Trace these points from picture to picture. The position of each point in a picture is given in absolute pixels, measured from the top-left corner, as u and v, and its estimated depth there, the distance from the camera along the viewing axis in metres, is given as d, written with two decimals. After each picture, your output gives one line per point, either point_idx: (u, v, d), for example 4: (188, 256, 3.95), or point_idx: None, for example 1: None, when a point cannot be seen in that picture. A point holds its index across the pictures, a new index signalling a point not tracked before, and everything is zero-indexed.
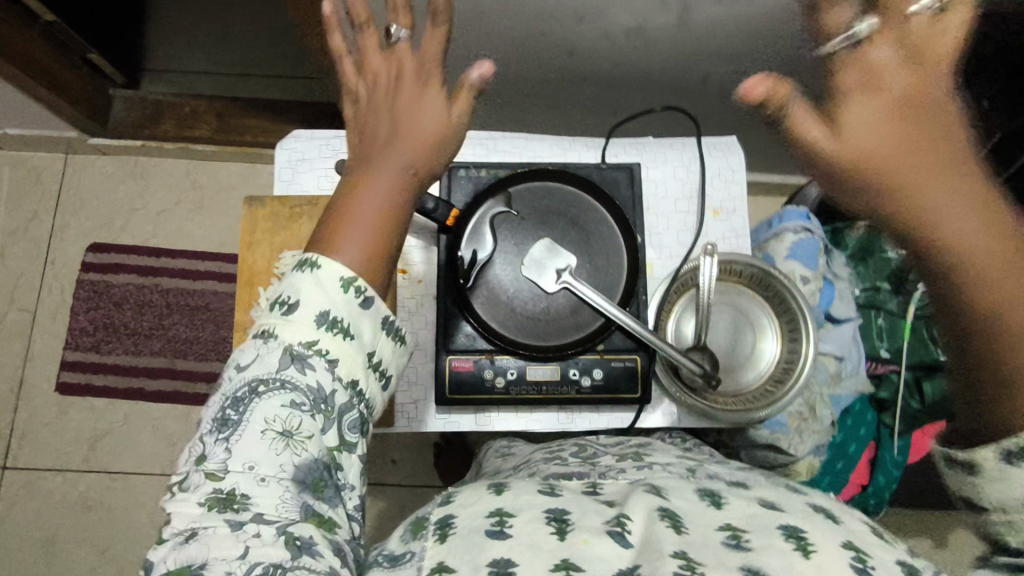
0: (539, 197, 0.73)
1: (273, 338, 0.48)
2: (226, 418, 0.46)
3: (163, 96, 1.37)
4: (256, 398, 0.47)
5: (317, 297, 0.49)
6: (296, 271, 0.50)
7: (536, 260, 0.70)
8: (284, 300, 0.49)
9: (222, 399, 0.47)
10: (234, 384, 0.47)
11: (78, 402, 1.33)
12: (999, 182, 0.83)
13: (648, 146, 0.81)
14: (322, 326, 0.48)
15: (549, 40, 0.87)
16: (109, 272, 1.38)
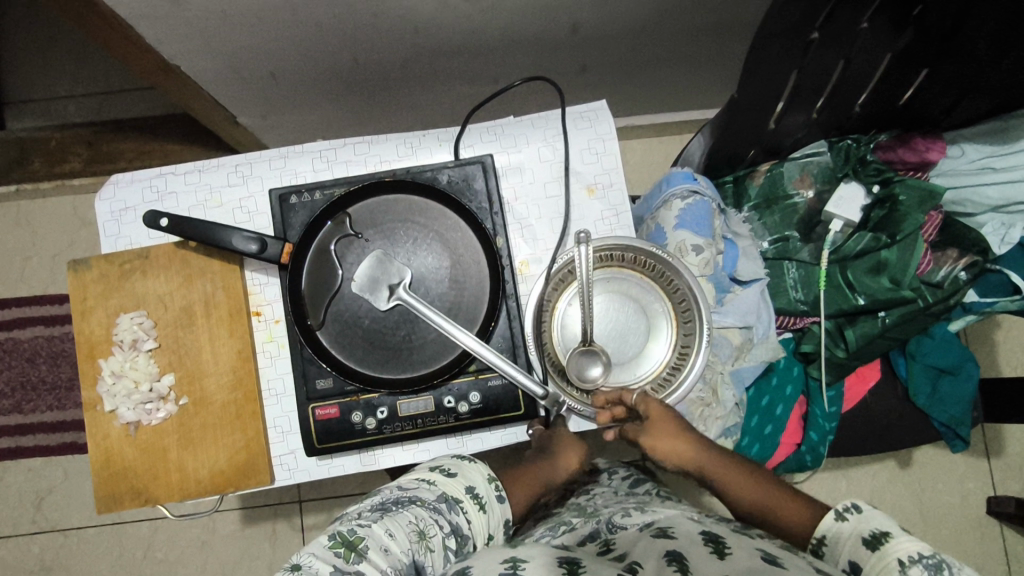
0: (383, 214, 0.66)
1: (432, 484, 0.58)
2: (388, 506, 0.55)
3: (26, 132, 1.28)
4: (414, 505, 0.55)
5: (472, 470, 0.61)
6: (449, 459, 0.62)
7: (374, 282, 0.64)
8: (444, 469, 0.60)
9: (382, 499, 0.56)
10: (398, 495, 0.57)
11: (13, 466, 1.29)
12: (900, 103, 0.75)
13: (507, 128, 0.72)
14: (468, 494, 0.58)
15: (388, 21, 0.77)
16: (14, 329, 1.30)
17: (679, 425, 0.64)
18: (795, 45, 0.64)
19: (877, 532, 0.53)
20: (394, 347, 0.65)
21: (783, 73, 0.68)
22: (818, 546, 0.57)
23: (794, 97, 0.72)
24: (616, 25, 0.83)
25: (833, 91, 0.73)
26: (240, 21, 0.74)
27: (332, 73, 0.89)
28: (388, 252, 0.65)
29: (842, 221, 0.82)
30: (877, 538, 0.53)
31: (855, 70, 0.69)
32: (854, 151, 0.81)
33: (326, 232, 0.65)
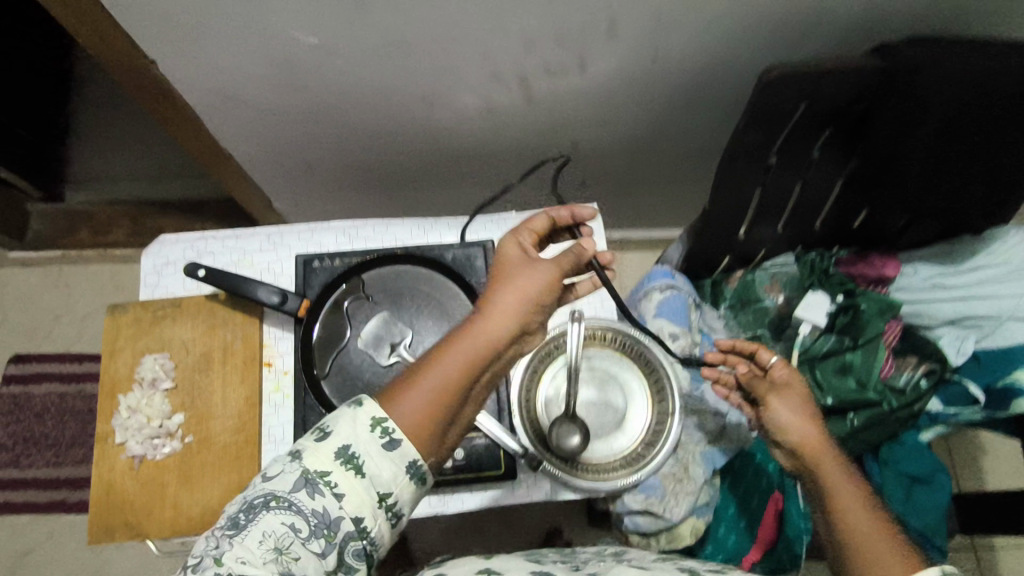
0: (394, 283, 0.75)
1: (292, 467, 0.48)
2: (242, 516, 0.46)
3: (81, 205, 1.42)
4: (271, 504, 0.46)
5: (342, 424, 0.49)
6: (335, 412, 0.51)
7: (376, 339, 0.71)
8: (321, 427, 0.49)
9: (243, 500, 0.48)
10: (257, 489, 0.48)
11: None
12: (854, 225, 0.85)
13: (508, 220, 0.82)
14: (340, 459, 0.47)
15: (413, 127, 0.91)
16: (30, 383, 1.36)
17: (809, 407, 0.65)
18: (756, 166, 0.76)
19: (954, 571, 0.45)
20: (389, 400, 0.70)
21: (748, 191, 0.79)
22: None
23: (760, 212, 0.83)
24: (607, 145, 0.97)
25: (795, 209, 0.83)
26: (289, 117, 0.88)
27: (361, 167, 1.02)
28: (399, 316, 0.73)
29: (810, 325, 0.89)
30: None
31: (811, 190, 0.80)
32: (818, 264, 0.90)
33: (340, 293, 0.74)
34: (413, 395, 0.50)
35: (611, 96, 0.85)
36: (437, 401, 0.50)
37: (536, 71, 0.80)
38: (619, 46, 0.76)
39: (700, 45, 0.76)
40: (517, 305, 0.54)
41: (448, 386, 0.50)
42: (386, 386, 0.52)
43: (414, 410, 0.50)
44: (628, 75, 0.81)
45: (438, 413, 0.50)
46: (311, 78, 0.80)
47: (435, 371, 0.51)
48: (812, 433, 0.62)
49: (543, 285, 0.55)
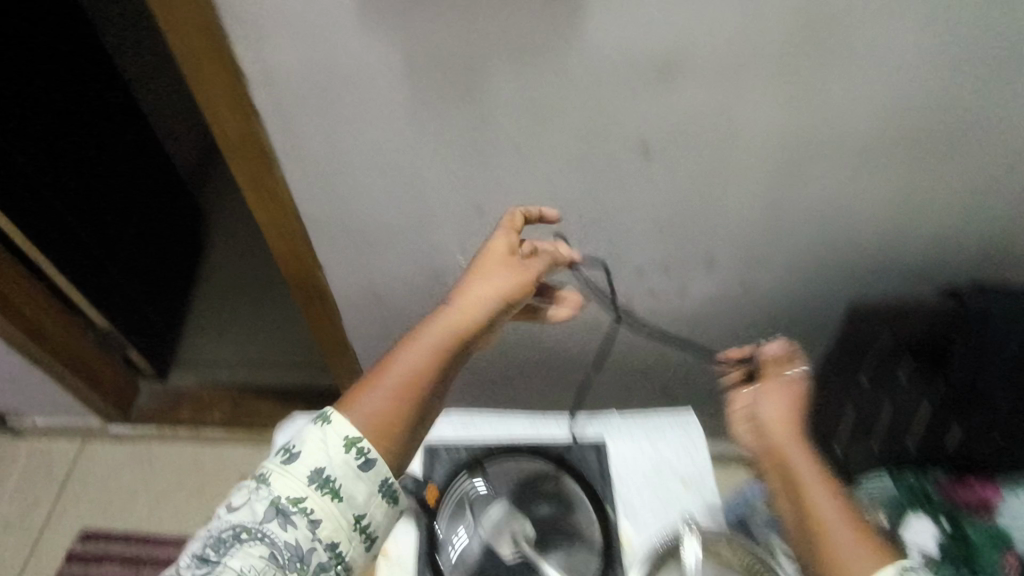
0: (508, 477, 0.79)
1: (264, 493, 0.49)
2: (219, 542, 0.48)
3: (184, 387, 1.54)
4: (246, 536, 0.48)
5: (311, 447, 0.50)
6: (299, 432, 0.52)
7: (495, 529, 0.74)
8: (288, 450, 0.51)
9: (215, 530, 0.49)
10: (227, 522, 0.49)
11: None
12: (948, 449, 0.82)
13: (615, 421, 0.88)
14: (312, 484, 0.49)
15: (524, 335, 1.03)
16: (90, 563, 1.32)
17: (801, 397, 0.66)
18: (849, 383, 0.87)
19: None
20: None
21: (843, 406, 0.86)
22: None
23: (855, 430, 0.85)
24: (694, 361, 1.07)
25: (887, 432, 0.84)
26: (420, 324, 1.02)
27: None
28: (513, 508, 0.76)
29: None
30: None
31: (903, 412, 0.83)
32: None
33: (461, 479, 0.78)
34: (375, 396, 0.52)
35: (705, 318, 0.97)
36: (408, 387, 0.53)
37: (643, 293, 0.93)
38: (718, 275, 0.89)
39: (787, 278, 0.89)
40: (489, 298, 0.59)
41: (419, 371, 0.54)
42: (344, 394, 0.54)
43: (378, 402, 0.52)
44: (722, 300, 0.93)
45: (409, 407, 0.53)
46: (452, 293, 0.95)
47: (403, 355, 0.55)
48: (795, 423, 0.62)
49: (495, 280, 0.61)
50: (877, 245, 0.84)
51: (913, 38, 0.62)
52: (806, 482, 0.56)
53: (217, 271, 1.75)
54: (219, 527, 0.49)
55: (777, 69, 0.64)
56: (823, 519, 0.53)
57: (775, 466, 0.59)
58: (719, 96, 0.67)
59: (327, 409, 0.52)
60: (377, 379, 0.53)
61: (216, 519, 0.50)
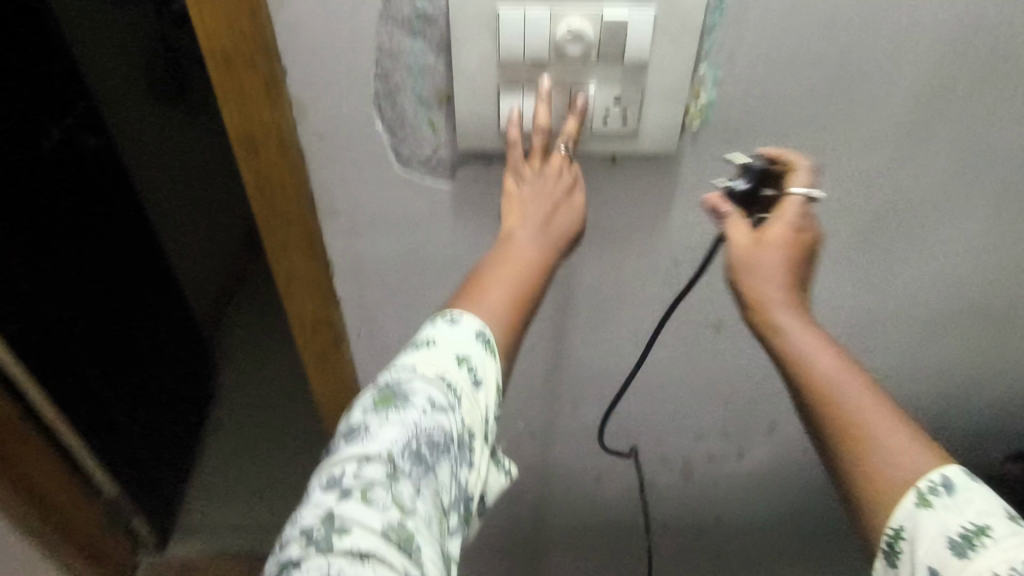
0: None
1: (452, 405, 0.43)
2: (422, 449, 0.41)
3: (188, 556, 1.40)
4: (443, 449, 0.42)
5: (495, 376, 0.46)
6: (472, 344, 0.45)
7: None
8: (473, 371, 0.45)
9: (411, 426, 0.41)
10: (428, 420, 0.41)
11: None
12: None
13: None
14: (482, 425, 0.45)
15: (573, 498, 0.99)
16: None
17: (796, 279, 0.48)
18: None
19: (971, 527, 0.38)
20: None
21: None
22: (893, 543, 0.41)
23: None
24: (749, 521, 1.02)
25: None
26: None
27: (506, 530, 1.07)
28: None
29: None
30: (968, 539, 0.38)
31: None
32: None
33: None
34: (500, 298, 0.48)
35: (764, 478, 0.94)
36: (506, 320, 0.48)
37: (701, 455, 0.91)
38: (779, 437, 0.88)
39: None
40: (532, 230, 0.51)
41: (529, 277, 0.50)
42: (453, 303, 0.48)
43: (506, 300, 0.48)
44: (782, 460, 0.91)
45: (509, 341, 0.48)
46: (507, 453, 0.92)
47: (494, 287, 0.49)
48: (790, 295, 0.47)
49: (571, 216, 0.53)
50: (943, 398, 0.84)
51: (986, 228, 0.64)
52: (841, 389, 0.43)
53: (226, 413, 1.66)
54: (407, 419, 0.41)
55: (855, 254, 0.66)
56: (861, 418, 0.42)
57: (782, 374, 0.46)
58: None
59: (485, 330, 0.46)
60: (492, 282, 0.49)
61: (401, 408, 0.41)
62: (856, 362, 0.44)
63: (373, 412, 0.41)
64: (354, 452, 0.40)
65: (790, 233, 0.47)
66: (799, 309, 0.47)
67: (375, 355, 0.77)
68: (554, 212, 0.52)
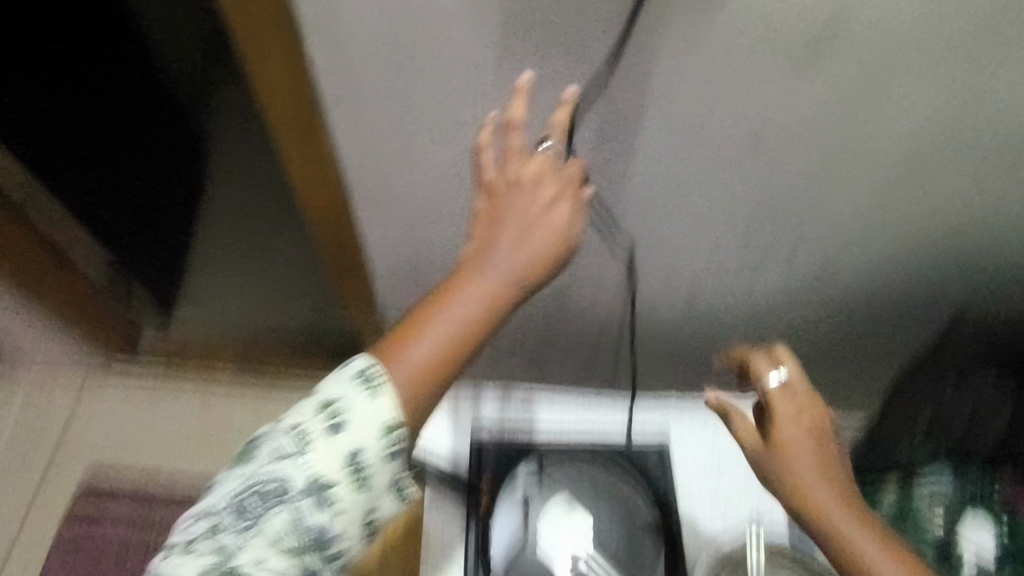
0: (576, 478, 0.71)
1: (360, 452, 0.45)
2: (245, 506, 0.44)
3: (189, 336, 1.44)
4: (273, 500, 0.44)
5: (378, 419, 0.46)
6: (349, 384, 0.47)
7: (550, 524, 0.67)
8: (335, 415, 0.46)
9: (246, 481, 0.45)
10: (260, 474, 0.45)
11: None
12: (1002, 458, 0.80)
13: (672, 410, 0.84)
14: (347, 469, 0.45)
15: (571, 314, 0.98)
16: (93, 520, 1.26)
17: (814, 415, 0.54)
18: None
19: None
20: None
21: None
22: None
23: None
24: (747, 347, 1.01)
25: (965, 436, 0.81)
26: None
27: (506, 347, 1.07)
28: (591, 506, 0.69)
29: None
30: None
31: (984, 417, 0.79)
32: None
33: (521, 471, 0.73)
34: (437, 320, 0.50)
35: (771, 304, 0.92)
36: (473, 321, 0.50)
37: (711, 276, 0.87)
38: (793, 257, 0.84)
39: (864, 264, 0.85)
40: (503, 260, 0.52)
41: (472, 321, 0.50)
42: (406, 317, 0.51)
43: (467, 309, 0.50)
44: (793, 283, 0.89)
45: (461, 352, 0.49)
46: None
47: (440, 323, 0.49)
48: (812, 444, 0.53)
49: (555, 233, 0.53)
50: (976, 223, 0.79)
51: None
52: (840, 533, 0.50)
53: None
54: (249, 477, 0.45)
55: (906, 29, 0.59)
56: (857, 558, 0.48)
57: (795, 516, 0.52)
58: (835, 57, 0.61)
59: (372, 367, 0.47)
60: (440, 302, 0.51)
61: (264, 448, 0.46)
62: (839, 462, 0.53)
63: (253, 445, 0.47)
64: (278, 452, 0.45)
65: (789, 411, 0.55)
66: (825, 465, 0.53)
67: (368, 127, 0.73)
68: (540, 240, 0.53)
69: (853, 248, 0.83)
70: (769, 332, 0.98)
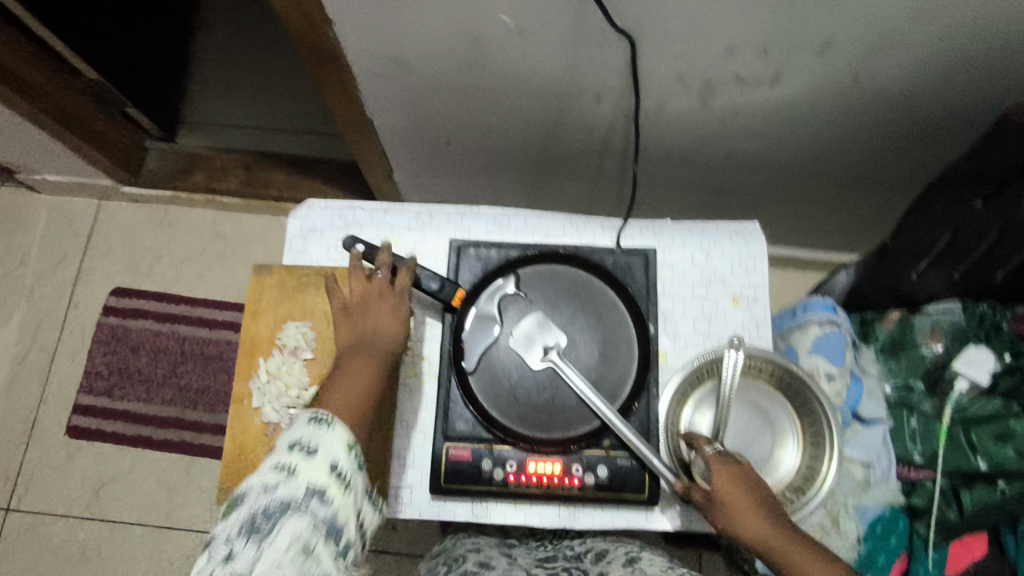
0: (550, 281, 0.72)
1: (337, 466, 0.54)
2: (254, 527, 0.49)
3: (196, 148, 1.43)
4: (281, 512, 0.50)
5: (342, 437, 0.56)
6: (307, 425, 0.56)
7: (528, 336, 0.68)
8: (304, 445, 0.54)
9: (247, 515, 0.50)
10: (261, 506, 0.50)
11: (80, 457, 1.28)
12: (997, 279, 0.80)
13: (665, 229, 0.78)
14: (333, 476, 0.53)
15: (569, 117, 0.89)
16: (129, 317, 1.37)
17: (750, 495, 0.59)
18: (956, 208, 0.74)
19: None
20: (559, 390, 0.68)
21: (939, 231, 0.77)
22: None
23: (941, 253, 0.79)
24: (761, 159, 0.92)
25: (976, 262, 0.78)
26: (450, 92, 0.86)
27: (501, 151, 1.00)
28: (562, 307, 0.71)
29: (968, 381, 0.81)
30: None
31: (1003, 248, 0.74)
32: (989, 317, 0.83)
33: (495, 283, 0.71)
34: (349, 384, 0.60)
35: (795, 111, 0.81)
36: (373, 375, 0.61)
37: (726, 77, 0.76)
38: (828, 55, 0.71)
39: (915, 65, 0.72)
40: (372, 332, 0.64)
41: (366, 380, 0.61)
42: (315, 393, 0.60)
43: (346, 379, 0.61)
44: (826, 87, 0.76)
45: (363, 402, 0.59)
46: (493, 58, 0.78)
47: (341, 379, 0.61)
48: (747, 517, 0.58)
49: (395, 317, 0.65)
50: None
51: None
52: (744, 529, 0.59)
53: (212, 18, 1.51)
54: (251, 502, 0.51)
55: None
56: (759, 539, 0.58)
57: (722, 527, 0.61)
58: None
59: (319, 413, 0.56)
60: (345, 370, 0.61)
61: (253, 493, 0.51)
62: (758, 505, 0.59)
63: (242, 495, 0.51)
64: (276, 469, 0.52)
65: (738, 500, 0.59)
66: (753, 512, 0.58)
67: None
68: (384, 304, 0.66)
69: (905, 42, 0.69)
70: (789, 144, 0.88)
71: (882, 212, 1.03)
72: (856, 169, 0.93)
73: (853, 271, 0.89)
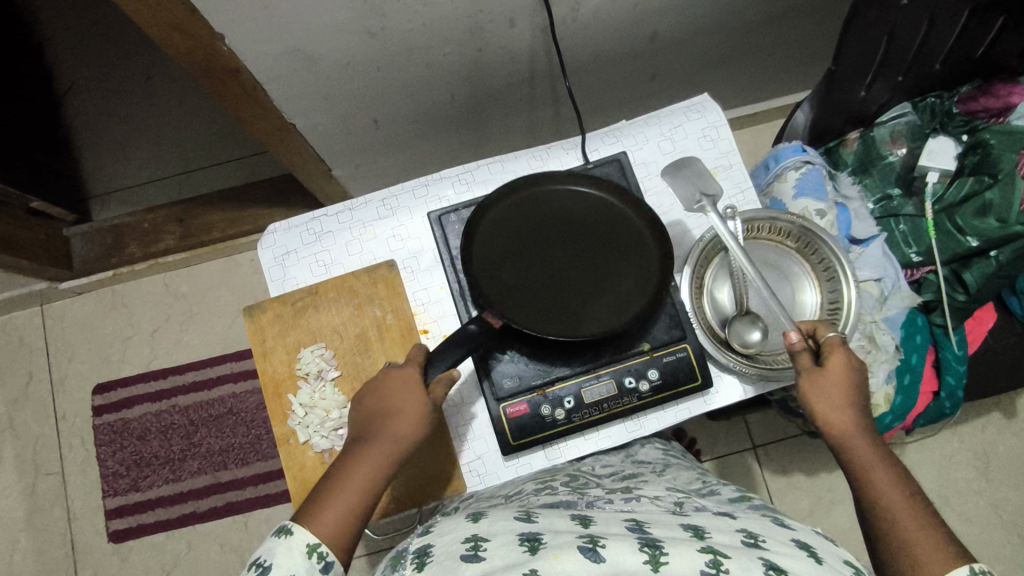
0: (533, 197, 0.71)
1: None
2: None
3: (118, 218, 1.35)
4: None
5: (302, 544, 0.53)
6: (272, 541, 0.54)
7: (675, 181, 0.70)
8: (262, 564, 0.52)
9: None
10: None
11: (134, 556, 1.25)
12: (937, 67, 0.83)
13: (625, 129, 0.78)
14: None
15: (491, 52, 0.86)
16: (123, 408, 1.32)
17: (852, 399, 0.59)
18: (886, 11, 0.73)
19: None
20: (584, 292, 0.68)
21: (876, 38, 0.77)
22: None
23: (884, 60, 0.81)
24: (684, 31, 0.91)
25: (916, 55, 0.81)
26: (362, 70, 0.82)
27: (434, 111, 0.97)
28: (547, 215, 0.71)
29: (937, 172, 0.86)
30: None
31: (937, 28, 0.76)
32: (939, 107, 0.87)
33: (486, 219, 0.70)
34: (352, 482, 0.58)
35: None
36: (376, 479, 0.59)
37: None
38: None
39: None
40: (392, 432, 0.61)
41: (369, 490, 0.59)
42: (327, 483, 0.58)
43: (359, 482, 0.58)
44: None
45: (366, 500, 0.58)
46: (397, 18, 0.74)
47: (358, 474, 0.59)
48: (843, 409, 0.59)
49: (418, 414, 0.62)
50: None
51: None
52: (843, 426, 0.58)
53: (75, 80, 1.40)
54: None
55: None
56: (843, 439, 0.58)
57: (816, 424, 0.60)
58: None
59: (286, 524, 0.55)
60: (355, 468, 0.59)
61: None
62: (855, 401, 0.59)
63: None
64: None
65: (838, 386, 0.59)
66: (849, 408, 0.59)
67: None
68: (404, 404, 0.62)
69: None
70: (706, 7, 0.87)
71: (808, 42, 1.04)
72: (776, 10, 0.93)
73: (809, 108, 0.90)
